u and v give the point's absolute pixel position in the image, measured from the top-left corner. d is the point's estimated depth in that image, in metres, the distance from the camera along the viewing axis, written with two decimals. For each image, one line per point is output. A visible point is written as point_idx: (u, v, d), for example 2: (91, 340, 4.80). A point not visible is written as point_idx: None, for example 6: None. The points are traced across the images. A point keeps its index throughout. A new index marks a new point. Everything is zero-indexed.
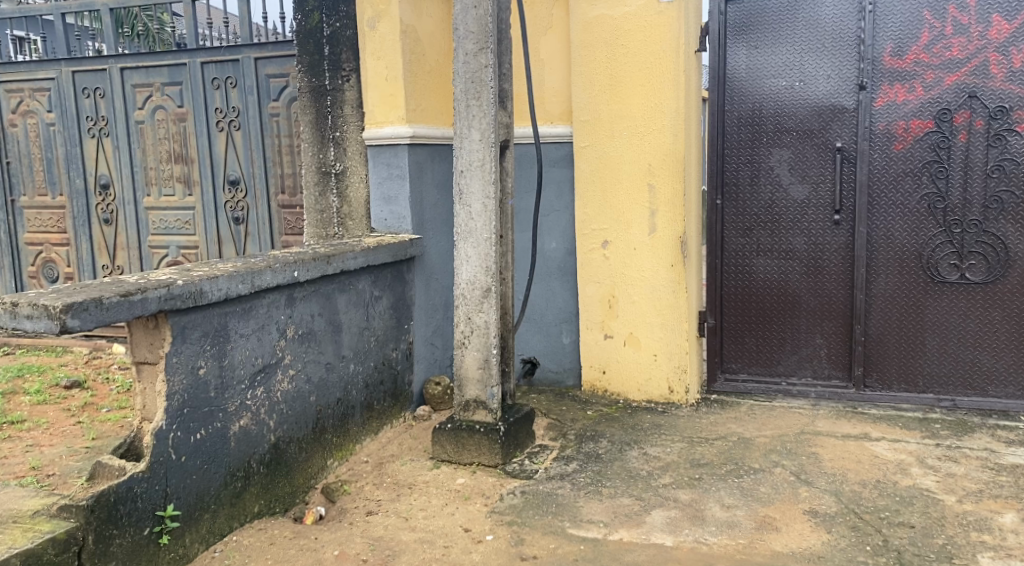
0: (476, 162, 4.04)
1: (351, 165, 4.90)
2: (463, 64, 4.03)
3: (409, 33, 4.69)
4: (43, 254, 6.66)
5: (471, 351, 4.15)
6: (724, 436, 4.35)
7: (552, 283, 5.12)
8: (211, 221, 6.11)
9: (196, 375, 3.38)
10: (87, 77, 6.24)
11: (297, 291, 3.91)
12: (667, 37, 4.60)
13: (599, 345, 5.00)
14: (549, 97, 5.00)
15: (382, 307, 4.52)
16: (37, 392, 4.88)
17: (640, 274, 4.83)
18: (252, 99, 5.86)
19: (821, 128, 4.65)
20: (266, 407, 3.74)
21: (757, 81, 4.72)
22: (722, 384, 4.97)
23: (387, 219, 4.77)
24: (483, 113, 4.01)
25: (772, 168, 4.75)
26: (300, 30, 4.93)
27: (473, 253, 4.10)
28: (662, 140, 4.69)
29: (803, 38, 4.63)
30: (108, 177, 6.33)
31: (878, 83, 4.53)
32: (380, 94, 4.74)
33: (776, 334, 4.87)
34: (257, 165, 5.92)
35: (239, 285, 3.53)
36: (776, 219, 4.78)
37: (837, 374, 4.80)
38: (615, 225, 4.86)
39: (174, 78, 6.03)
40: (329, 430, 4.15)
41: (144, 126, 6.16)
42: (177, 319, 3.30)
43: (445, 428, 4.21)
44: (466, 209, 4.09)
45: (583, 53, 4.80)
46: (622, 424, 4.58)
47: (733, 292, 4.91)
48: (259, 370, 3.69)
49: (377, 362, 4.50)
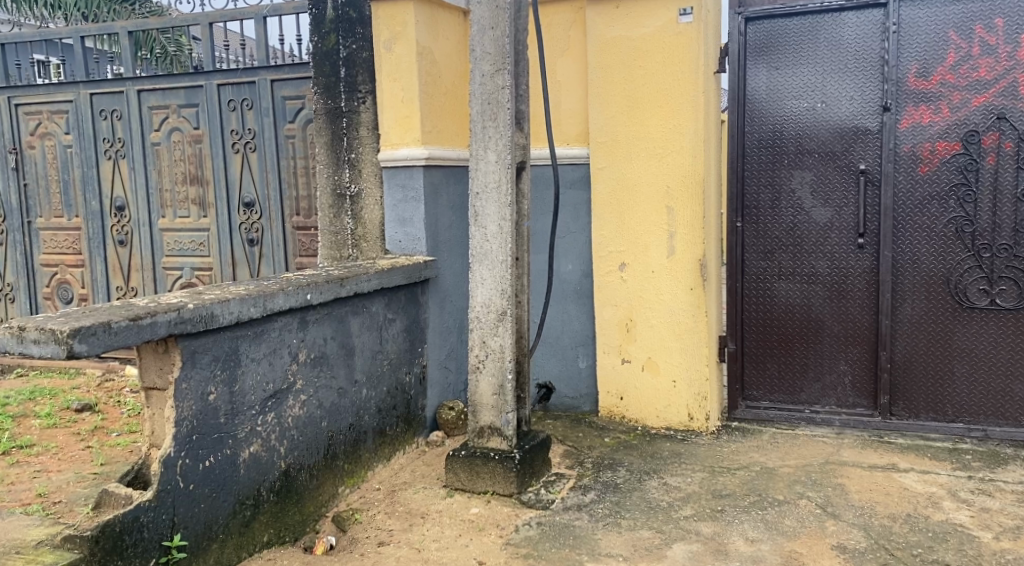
0: (492, 185, 3.97)
1: (366, 187, 4.84)
2: (480, 85, 3.97)
3: (425, 55, 4.67)
4: (58, 275, 6.64)
5: (486, 376, 4.08)
6: (746, 466, 4.23)
7: (568, 306, 5.04)
8: (226, 243, 6.07)
9: (206, 401, 3.31)
10: (105, 99, 6.23)
11: (310, 314, 3.84)
12: (686, 57, 4.55)
13: (617, 370, 4.90)
14: (565, 118, 4.93)
15: (396, 330, 4.45)
16: (48, 416, 4.82)
17: (659, 297, 4.75)
18: (267, 121, 5.82)
19: (844, 150, 4.56)
20: (277, 433, 3.66)
21: (777, 102, 4.64)
22: (743, 411, 4.86)
23: (402, 241, 4.72)
24: (499, 134, 3.94)
25: (794, 191, 4.66)
26: (318, 52, 4.88)
27: (488, 275, 4.03)
28: (681, 161, 4.62)
29: (825, 59, 4.55)
30: (123, 199, 6.31)
31: (902, 104, 4.44)
32: (396, 115, 4.69)
33: (799, 360, 4.76)
34: (272, 187, 5.88)
35: (251, 308, 3.47)
36: (798, 243, 4.69)
37: (862, 402, 4.68)
38: (632, 248, 4.78)
39: (190, 99, 6.02)
40: (341, 456, 4.06)
41: (161, 147, 6.14)
42: (188, 343, 3.23)
43: (458, 455, 4.12)
44: (481, 231, 4.03)
45: (600, 74, 4.74)
46: (641, 452, 4.48)
47: (754, 317, 4.81)
48: (271, 395, 3.63)
49: (390, 386, 4.42)
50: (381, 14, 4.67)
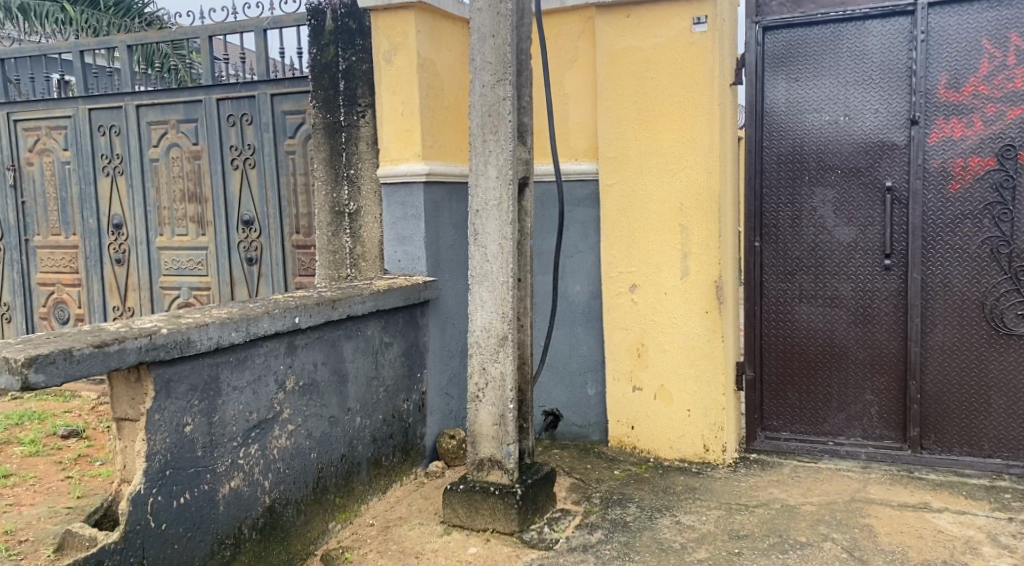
0: (493, 201, 3.74)
1: (365, 204, 4.63)
2: (480, 97, 3.75)
3: (427, 66, 4.46)
4: (54, 295, 6.46)
5: (486, 406, 3.83)
6: (765, 503, 3.95)
7: (576, 329, 4.79)
8: (224, 262, 5.85)
9: (181, 433, 3.08)
10: (103, 114, 6.06)
11: (299, 338, 3.61)
12: (700, 68, 4.33)
13: (628, 397, 4.64)
14: (574, 133, 4.69)
15: (393, 355, 4.21)
16: (32, 442, 4.62)
17: (671, 321, 4.50)
18: (267, 137, 5.61)
19: (869, 166, 4.30)
20: (261, 466, 3.42)
21: (798, 115, 4.40)
22: (761, 442, 4.58)
23: (401, 260, 4.49)
24: (500, 148, 3.71)
25: (815, 209, 4.40)
26: (316, 64, 4.69)
27: (489, 297, 3.79)
28: (694, 177, 4.38)
29: (848, 70, 4.30)
30: (120, 217, 6.12)
31: (931, 117, 4.18)
32: (396, 129, 4.48)
33: (821, 389, 4.48)
34: (272, 205, 5.66)
35: (232, 333, 3.23)
36: (820, 264, 4.42)
37: (890, 434, 4.39)
38: (644, 268, 4.53)
39: (189, 115, 5.83)
40: (331, 490, 3.82)
41: (159, 164, 5.96)
42: (161, 370, 3.01)
43: (457, 490, 3.86)
44: (481, 250, 3.79)
45: (610, 86, 4.51)
46: (652, 487, 4.21)
47: (774, 342, 4.54)
48: (254, 426, 3.39)
49: (387, 414, 4.18)
50: (381, 25, 4.46)
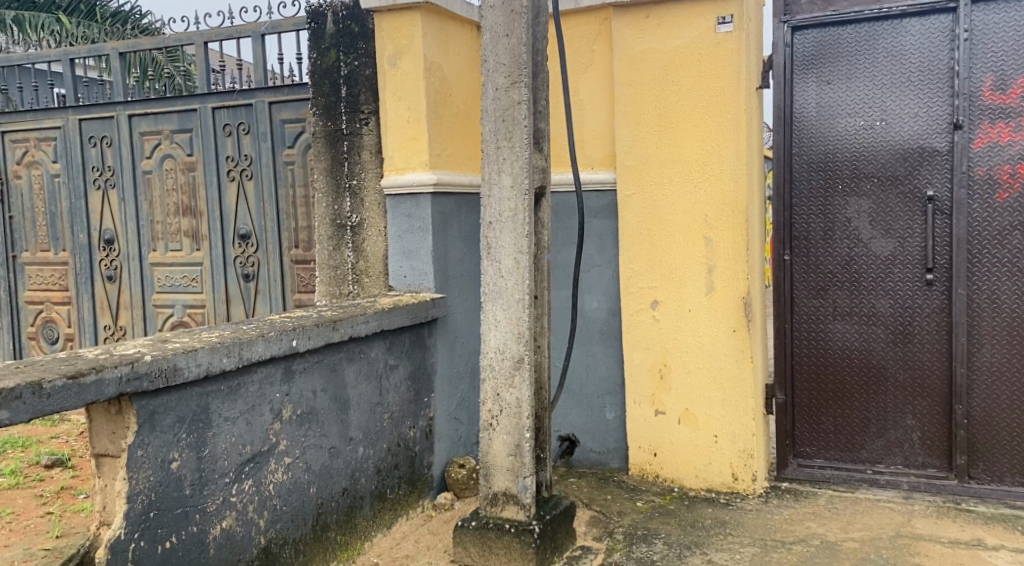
0: (508, 213, 3.45)
1: (368, 217, 4.34)
2: (492, 101, 3.46)
3: (434, 70, 4.18)
4: (42, 314, 6.16)
5: (501, 435, 3.54)
6: (804, 539, 3.74)
7: (593, 349, 4.50)
8: (220, 278, 5.55)
9: (167, 471, 2.79)
10: (94, 125, 5.77)
11: (296, 362, 3.32)
12: (726, 71, 4.05)
13: (649, 422, 4.35)
14: (590, 140, 4.42)
15: (398, 378, 3.92)
16: (12, 474, 4.32)
17: (696, 340, 4.20)
18: (266, 146, 5.33)
19: (908, 174, 4.02)
20: (255, 504, 3.13)
21: (830, 121, 4.12)
22: (794, 470, 4.30)
23: (407, 275, 4.20)
24: (515, 155, 3.43)
25: (850, 220, 4.12)
26: (316, 69, 4.42)
27: (503, 316, 3.49)
28: (720, 187, 4.10)
29: (884, 71, 4.02)
30: (112, 232, 5.83)
31: (975, 121, 3.90)
32: (402, 137, 4.20)
33: (858, 414, 4.20)
34: (270, 218, 5.37)
35: (224, 359, 2.94)
36: (855, 278, 4.14)
37: (934, 462, 4.11)
38: (666, 284, 4.25)
39: (184, 124, 5.54)
40: (332, 527, 3.53)
41: (152, 176, 5.67)
42: (144, 403, 2.71)
43: (468, 527, 3.57)
44: (494, 266, 3.50)
45: (629, 91, 4.23)
46: (679, 521, 3.95)
47: (806, 362, 4.25)
48: (248, 460, 3.09)
49: (391, 442, 3.89)
50: (385, 27, 4.19)
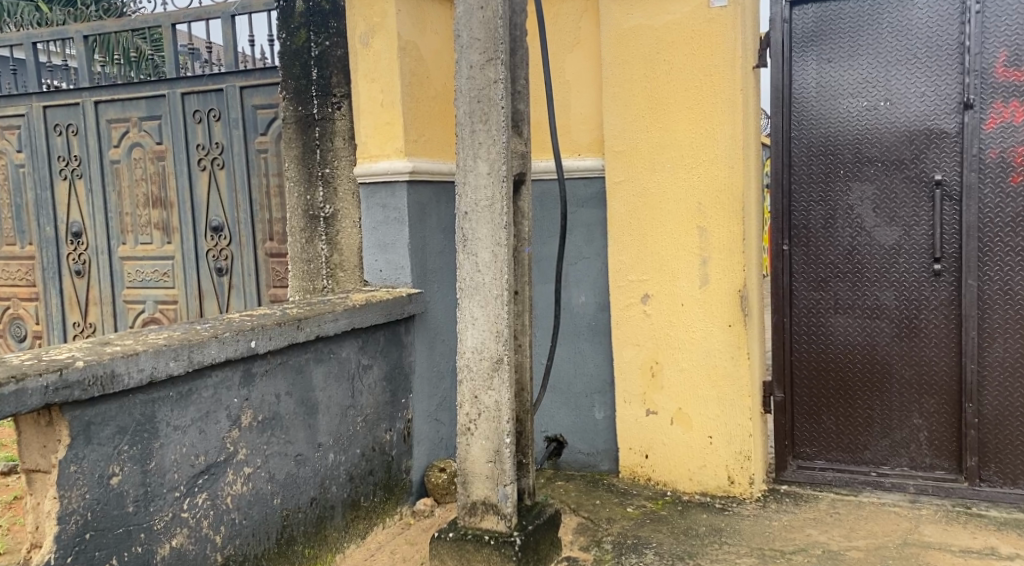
0: (484, 202, 3.20)
1: (342, 207, 4.08)
2: (467, 80, 3.20)
3: (409, 50, 3.91)
4: (10, 310, 5.91)
5: (479, 440, 3.29)
6: (804, 548, 3.51)
7: (582, 346, 4.25)
8: (192, 272, 5.28)
9: (106, 487, 2.54)
10: (59, 112, 5.50)
11: (257, 365, 3.06)
12: (720, 48, 3.78)
13: (641, 423, 4.11)
14: (576, 125, 4.15)
15: (372, 379, 3.68)
16: None
17: (690, 336, 3.96)
18: (237, 134, 5.06)
19: (914, 158, 3.77)
20: (210, 519, 2.88)
21: (831, 101, 3.87)
22: (793, 473, 4.08)
23: (382, 270, 3.94)
24: (491, 139, 3.17)
25: (852, 207, 3.88)
26: (285, 50, 4.16)
27: (480, 313, 3.24)
28: (714, 172, 3.85)
29: (889, 48, 3.77)
30: (79, 225, 5.56)
31: (987, 101, 3.65)
32: (376, 122, 3.94)
33: (861, 413, 3.97)
34: (243, 209, 5.09)
35: (170, 363, 2.69)
36: (858, 269, 3.90)
37: (942, 463, 3.89)
38: (657, 278, 4.00)
39: (152, 111, 5.26)
40: (299, 540, 3.29)
41: (120, 166, 5.39)
42: (78, 413, 2.47)
43: (446, 538, 3.33)
44: (470, 260, 3.24)
45: (617, 71, 3.98)
46: (672, 529, 3.71)
47: (807, 359, 4.02)
48: (201, 472, 2.85)
49: (365, 448, 3.64)
50: (356, 3, 3.93)
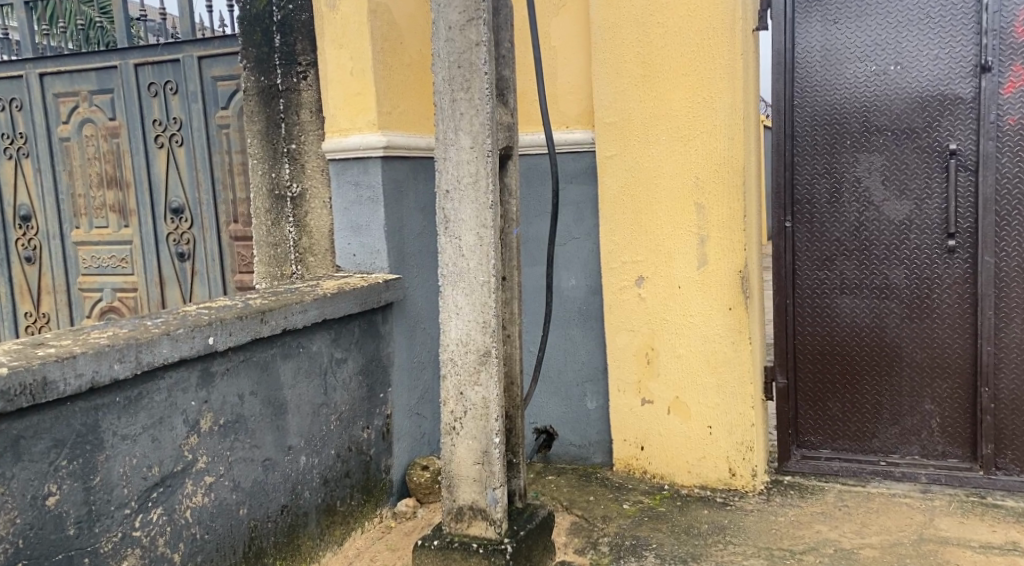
0: (467, 179, 2.90)
1: (310, 185, 3.76)
2: (445, 43, 2.88)
3: (380, 13, 3.58)
4: None
5: (464, 440, 3.01)
6: (815, 547, 3.26)
7: (572, 332, 3.98)
8: (152, 258, 4.92)
9: (42, 508, 2.25)
10: (2, 86, 5.11)
11: (217, 363, 2.75)
12: (717, 9, 3.49)
13: (635, 413, 3.85)
14: (564, 95, 3.86)
15: (347, 373, 3.38)
16: None
17: (687, 320, 3.69)
18: (196, 108, 4.69)
19: (926, 126, 3.52)
20: (167, 536, 2.59)
21: (837, 67, 3.59)
22: (797, 463, 3.83)
23: (356, 254, 3.64)
24: (474, 109, 2.86)
25: (859, 180, 3.62)
26: (244, 16, 3.80)
27: (465, 302, 2.94)
28: (711, 144, 3.56)
29: (900, 7, 3.50)
30: (29, 208, 5.19)
31: (1006, 63, 3.39)
32: (345, 92, 3.61)
33: (869, 399, 3.74)
34: (204, 190, 4.73)
35: (115, 365, 2.39)
36: (866, 246, 3.64)
37: (955, 451, 3.66)
38: (652, 258, 3.72)
39: (103, 84, 4.88)
40: (269, 552, 2.99)
41: (71, 143, 5.01)
42: (5, 427, 2.17)
43: (430, 546, 3.05)
44: (453, 243, 2.95)
45: (607, 35, 3.68)
46: (672, 527, 3.46)
47: (811, 342, 3.77)
48: (155, 485, 2.55)
49: (340, 449, 3.35)
50: None
